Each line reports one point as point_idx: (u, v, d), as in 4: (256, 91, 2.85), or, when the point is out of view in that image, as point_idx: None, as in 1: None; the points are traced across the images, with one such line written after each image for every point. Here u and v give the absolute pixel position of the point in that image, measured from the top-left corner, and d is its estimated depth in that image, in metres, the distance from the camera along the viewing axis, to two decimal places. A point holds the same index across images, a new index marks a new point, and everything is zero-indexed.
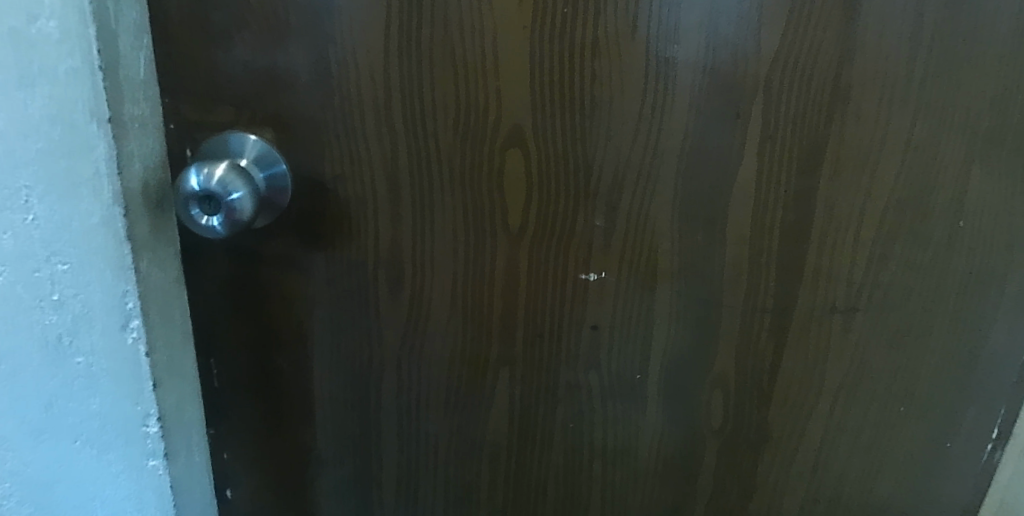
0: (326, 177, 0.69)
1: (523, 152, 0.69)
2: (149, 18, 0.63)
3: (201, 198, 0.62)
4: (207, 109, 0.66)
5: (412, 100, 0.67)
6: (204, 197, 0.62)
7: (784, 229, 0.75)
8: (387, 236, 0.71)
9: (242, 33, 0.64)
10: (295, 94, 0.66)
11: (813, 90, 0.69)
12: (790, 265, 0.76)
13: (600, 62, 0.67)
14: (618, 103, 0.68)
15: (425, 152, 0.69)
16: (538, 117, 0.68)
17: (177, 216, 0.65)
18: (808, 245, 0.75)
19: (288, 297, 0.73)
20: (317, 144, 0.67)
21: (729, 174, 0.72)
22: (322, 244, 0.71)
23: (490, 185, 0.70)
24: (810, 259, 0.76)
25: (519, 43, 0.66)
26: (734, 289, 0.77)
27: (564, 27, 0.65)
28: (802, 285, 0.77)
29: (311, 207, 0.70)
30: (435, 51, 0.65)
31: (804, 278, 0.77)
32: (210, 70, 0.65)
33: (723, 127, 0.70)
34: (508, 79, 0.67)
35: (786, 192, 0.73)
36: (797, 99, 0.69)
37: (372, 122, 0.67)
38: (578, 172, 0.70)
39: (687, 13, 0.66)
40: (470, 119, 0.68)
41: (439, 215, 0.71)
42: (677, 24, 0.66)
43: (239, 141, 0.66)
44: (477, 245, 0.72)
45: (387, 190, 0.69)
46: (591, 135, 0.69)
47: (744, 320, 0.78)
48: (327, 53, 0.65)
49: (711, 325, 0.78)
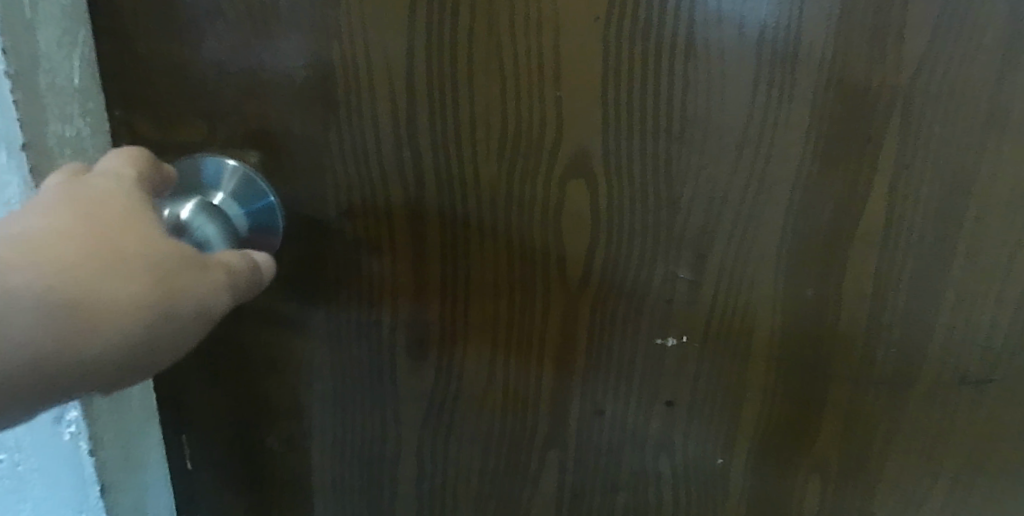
0: (330, 214, 0.52)
1: (589, 184, 0.53)
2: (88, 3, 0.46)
3: None
4: (173, 124, 0.50)
5: (443, 115, 0.50)
6: None
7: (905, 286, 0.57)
8: (407, 290, 0.54)
9: (216, 23, 0.47)
10: (288, 104, 0.49)
11: (959, 108, 0.50)
12: (913, 330, 0.59)
13: (693, 66, 0.50)
14: (716, 120, 0.52)
15: (459, 182, 0.52)
16: (609, 137, 0.51)
17: None
18: (938, 305, 0.58)
19: (280, 364, 0.56)
20: (318, 170, 0.51)
21: (853, 213, 0.55)
22: (323, 299, 0.54)
23: (544, 224, 0.53)
24: (942, 321, 0.58)
25: (588, 41, 0.49)
26: (841, 357, 0.60)
27: (648, 18, 0.48)
28: (928, 356, 0.60)
29: (309, 252, 0.53)
30: (476, 50, 0.48)
31: (931, 345, 0.59)
32: (173, 74, 0.48)
33: (851, 153, 0.53)
34: (574, 87, 0.50)
35: (910, 238, 0.55)
36: (937, 121, 0.51)
37: (390, 143, 0.50)
38: (659, 210, 0.54)
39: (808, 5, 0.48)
40: (521, 140, 0.51)
41: (475, 263, 0.54)
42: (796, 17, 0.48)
43: (215, 168, 0.50)
44: (523, 301, 0.56)
45: (408, 231, 0.53)
46: (679, 162, 0.53)
47: (856, 395, 0.62)
48: (331, 50, 0.48)
49: (812, 398, 0.61)
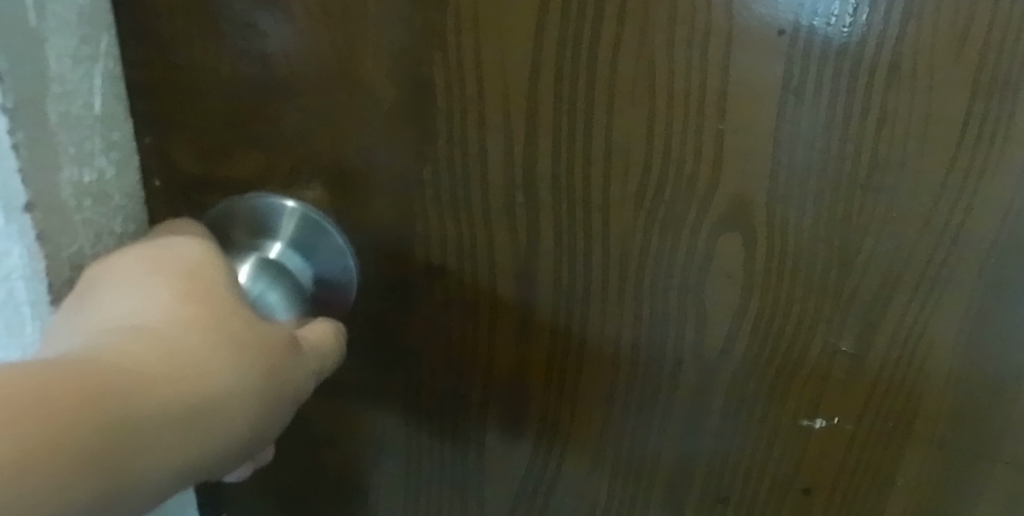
0: (417, 270, 0.41)
1: (747, 240, 0.41)
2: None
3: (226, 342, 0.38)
4: (222, 155, 0.39)
5: (570, 153, 0.39)
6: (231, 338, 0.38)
7: None
8: (505, 361, 0.44)
9: (281, 26, 0.36)
10: (371, 134, 0.38)
11: None
12: None
13: (893, 95, 0.38)
14: (911, 163, 0.40)
15: (581, 236, 0.41)
16: (778, 183, 0.40)
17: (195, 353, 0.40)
18: None
19: (342, 439, 0.46)
20: (405, 216, 0.40)
21: None
22: (400, 369, 0.44)
23: (683, 288, 0.42)
24: None
25: (765, 63, 0.37)
26: (1015, 455, 0.48)
27: (849, 33, 0.37)
28: None
29: (387, 314, 0.42)
30: (619, 70, 0.37)
31: None
32: (225, 90, 0.37)
33: None
34: (740, 121, 0.39)
35: None
36: None
37: (499, 187, 0.39)
38: (828, 273, 0.43)
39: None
40: (666, 185, 0.40)
41: (592, 333, 0.43)
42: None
43: (269, 214, 0.39)
44: (647, 379, 0.45)
45: (514, 292, 0.42)
46: (861, 216, 0.41)
47: None
48: (432, 66, 0.37)
49: (978, 499, 0.50)
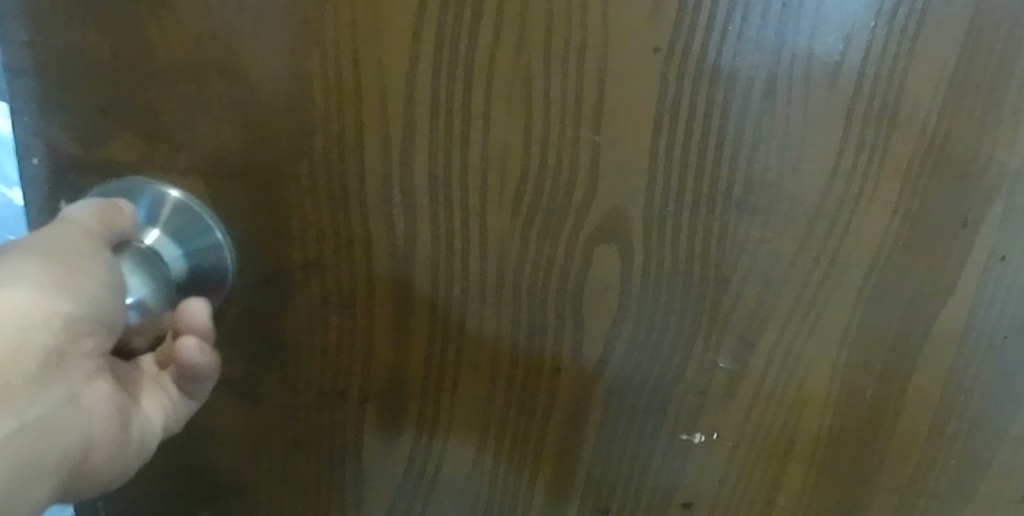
0: (293, 264, 0.42)
1: (623, 253, 0.42)
2: None
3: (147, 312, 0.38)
4: (100, 139, 0.40)
5: (446, 157, 0.39)
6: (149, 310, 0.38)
7: (983, 402, 0.46)
8: (382, 360, 0.44)
9: (159, 17, 0.37)
10: (249, 124, 0.39)
11: None
12: (982, 453, 0.48)
13: (767, 118, 0.39)
14: (788, 185, 0.41)
15: (458, 240, 0.41)
16: (654, 198, 0.41)
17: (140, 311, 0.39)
18: (1011, 424, 0.47)
19: (222, 425, 0.47)
20: (281, 207, 0.41)
21: (926, 308, 0.44)
22: (278, 357, 0.45)
23: (561, 297, 0.43)
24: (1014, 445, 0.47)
25: (640, 79, 0.38)
26: (883, 471, 0.49)
27: (725, 53, 0.38)
28: (994, 482, 0.49)
29: (264, 303, 0.43)
30: (496, 79, 0.38)
31: (1000, 471, 0.49)
32: (101, 77, 0.38)
33: (936, 237, 0.42)
34: (616, 135, 0.39)
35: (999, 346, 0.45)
36: None
37: (377, 186, 0.40)
38: (704, 288, 0.43)
39: (918, 50, 0.37)
40: (543, 194, 0.40)
41: (469, 336, 0.44)
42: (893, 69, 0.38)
43: (152, 198, 0.40)
44: (525, 386, 0.45)
45: (390, 293, 0.43)
46: (736, 235, 0.42)
47: None
48: (310, 64, 0.37)
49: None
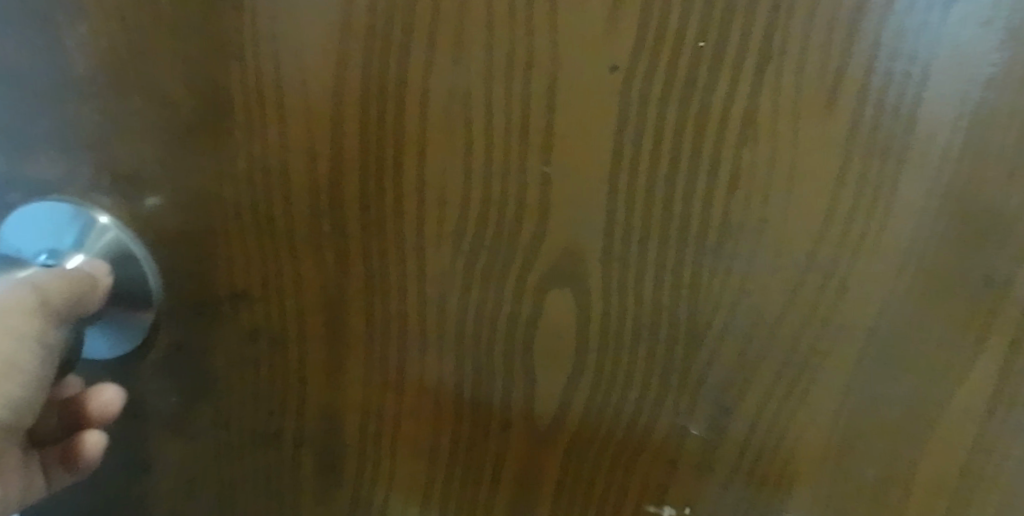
0: (221, 295, 0.39)
1: (579, 301, 0.37)
2: None
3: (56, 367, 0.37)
4: (20, 155, 0.37)
5: (379, 185, 0.36)
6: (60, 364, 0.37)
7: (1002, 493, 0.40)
8: (316, 405, 0.41)
9: (72, 27, 0.34)
10: (167, 143, 0.36)
11: None
12: None
13: (742, 155, 0.34)
14: (772, 230, 0.35)
15: (395, 277, 0.37)
16: (615, 241, 0.36)
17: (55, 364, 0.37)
18: None
19: (152, 464, 0.43)
20: (207, 235, 0.38)
21: (938, 385, 0.37)
22: (207, 395, 0.41)
23: (510, 344, 0.38)
24: None
25: (595, 105, 0.34)
26: None
27: (693, 76, 0.33)
28: None
29: (191, 339, 0.40)
30: (432, 101, 0.34)
31: None
32: (17, 90, 0.36)
33: (949, 303, 0.36)
34: (570, 168, 0.35)
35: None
36: None
37: (304, 213, 0.37)
38: (674, 347, 0.38)
39: (925, 85, 0.32)
40: (487, 231, 0.36)
41: (409, 381, 0.40)
42: (894, 104, 0.32)
43: (82, 225, 0.38)
44: (472, 440, 0.41)
45: (323, 331, 0.39)
46: (710, 288, 0.37)
47: None
48: (230, 80, 0.34)
49: None
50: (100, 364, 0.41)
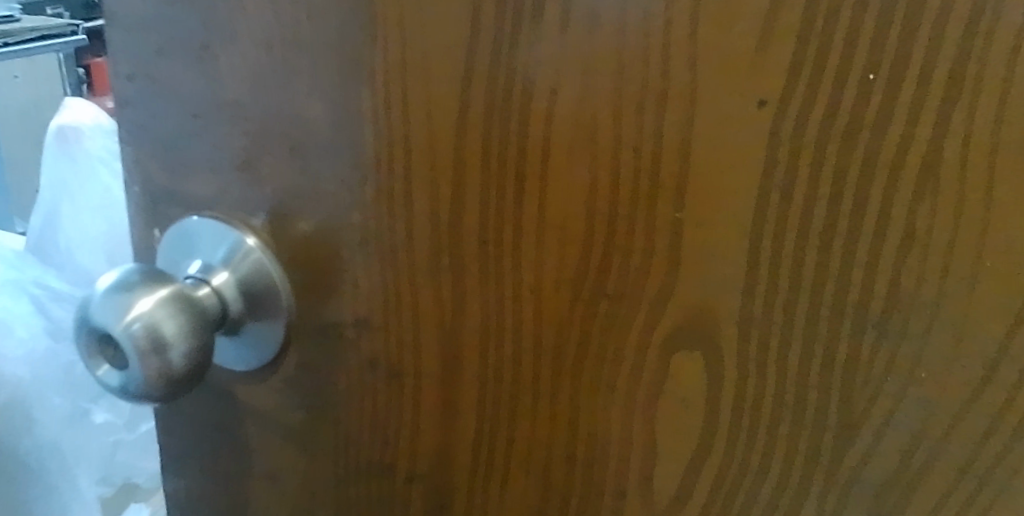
0: (345, 321, 0.39)
1: (710, 365, 0.33)
2: (106, 21, 0.39)
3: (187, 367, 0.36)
4: (185, 171, 0.40)
5: (500, 221, 0.34)
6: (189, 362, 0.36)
7: None
8: (430, 441, 0.40)
9: (230, 51, 0.36)
10: (304, 166, 0.36)
11: None
12: None
13: (918, 213, 0.28)
14: (954, 307, 0.29)
15: (512, 318, 0.35)
16: (755, 303, 0.31)
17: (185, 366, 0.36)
18: None
19: (278, 478, 0.44)
20: (334, 260, 0.38)
21: None
22: (329, 420, 0.41)
23: (629, 405, 0.35)
24: None
25: (739, 146, 0.29)
26: None
27: (858, 115, 0.28)
28: None
29: (318, 360, 0.40)
30: (557, 134, 0.32)
31: None
32: (184, 110, 0.38)
33: None
34: (707, 216, 0.31)
35: None
36: None
37: (424, 245, 0.35)
38: (822, 433, 0.32)
39: None
40: (610, 278, 0.33)
41: (522, 430, 0.37)
42: None
43: (231, 246, 0.39)
44: (586, 505, 0.38)
45: (439, 366, 0.38)
46: (870, 368, 0.31)
47: None
48: (360, 106, 0.34)
49: None
50: (242, 373, 0.42)
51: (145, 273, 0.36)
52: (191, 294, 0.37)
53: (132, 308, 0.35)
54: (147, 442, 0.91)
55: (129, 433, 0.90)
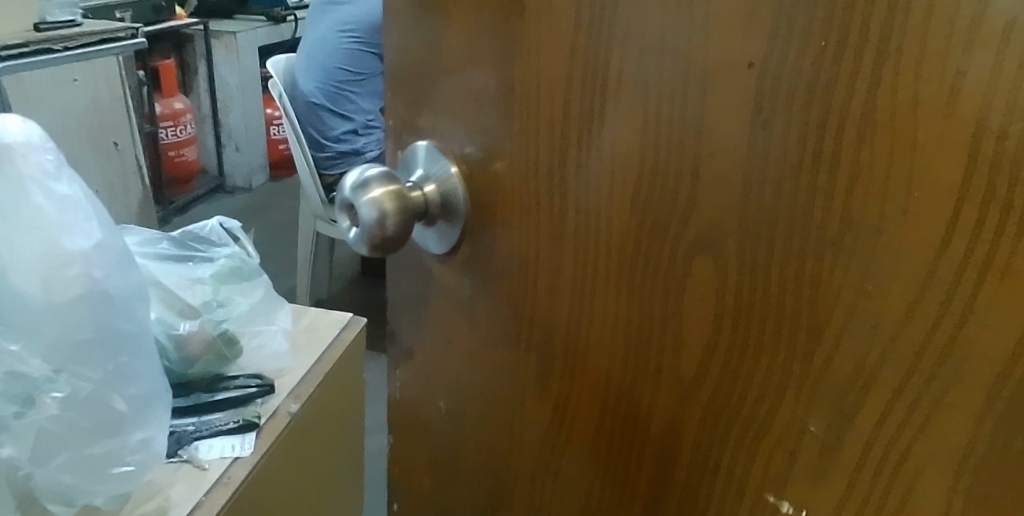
0: (496, 221, 0.55)
1: (719, 267, 0.44)
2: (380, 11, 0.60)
3: (399, 236, 0.54)
4: (413, 112, 0.59)
5: (593, 149, 0.49)
6: (400, 234, 0.54)
7: None
8: (540, 318, 0.55)
9: (445, 31, 0.55)
10: (481, 109, 0.54)
11: None
12: None
13: (862, 151, 0.37)
14: (894, 228, 0.37)
15: (596, 222, 0.50)
16: (750, 217, 0.42)
17: (398, 234, 0.54)
18: None
19: (449, 338, 0.62)
20: (493, 176, 0.55)
21: None
22: (483, 295, 0.58)
23: (666, 296, 0.47)
24: None
25: (737, 95, 0.41)
26: None
27: (817, 73, 0.38)
28: None
29: (479, 250, 0.58)
30: (624, 83, 0.46)
31: None
32: (417, 70, 0.58)
33: None
34: (717, 148, 0.43)
35: None
36: None
37: (546, 166, 0.51)
38: (799, 329, 0.42)
39: None
40: (656, 194, 0.46)
41: (598, 311, 0.51)
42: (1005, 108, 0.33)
43: (440, 169, 0.57)
44: (636, 378, 0.50)
45: (549, 259, 0.53)
46: (831, 276, 0.40)
47: None
48: (515, 66, 0.51)
49: None
50: (433, 257, 0.61)
51: (381, 172, 0.54)
52: (405, 193, 0.54)
53: (369, 192, 0.53)
54: (92, 473, 0.97)
55: (68, 473, 0.95)
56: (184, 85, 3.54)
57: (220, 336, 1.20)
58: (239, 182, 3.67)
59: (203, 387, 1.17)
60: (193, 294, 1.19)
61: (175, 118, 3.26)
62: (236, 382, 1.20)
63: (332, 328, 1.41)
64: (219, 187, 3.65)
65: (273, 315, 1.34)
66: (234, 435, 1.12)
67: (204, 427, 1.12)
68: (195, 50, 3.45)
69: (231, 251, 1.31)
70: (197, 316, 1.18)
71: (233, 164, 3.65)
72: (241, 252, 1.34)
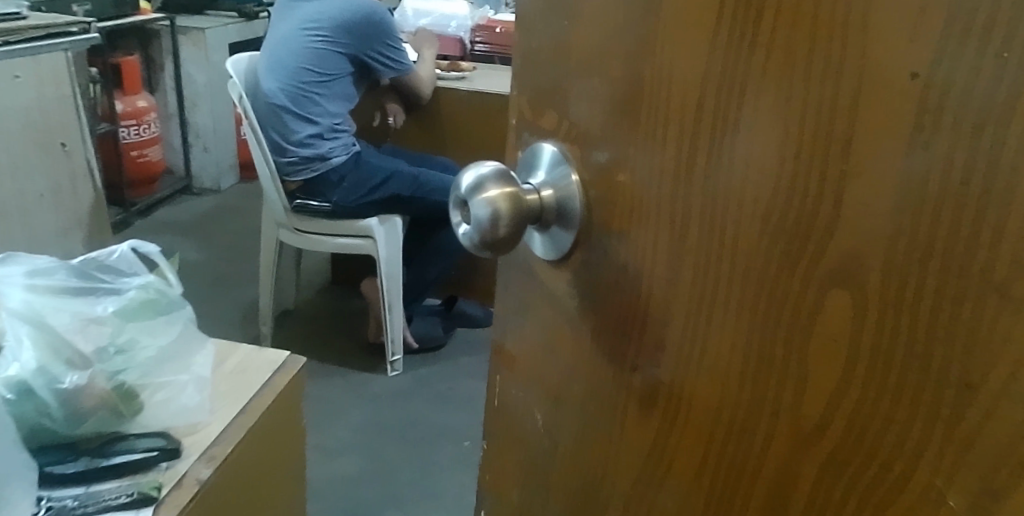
0: (612, 230, 0.53)
1: (857, 301, 0.40)
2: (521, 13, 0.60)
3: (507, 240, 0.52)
4: (543, 113, 0.59)
5: (722, 162, 0.45)
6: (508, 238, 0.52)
7: None
8: (649, 337, 0.52)
9: (582, 31, 0.54)
10: (608, 112, 0.52)
11: None
12: None
13: None
14: None
15: (718, 241, 0.46)
16: (899, 245, 0.38)
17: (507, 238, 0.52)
18: None
19: (556, 347, 0.61)
20: (613, 183, 0.52)
21: None
22: (593, 306, 0.56)
23: (792, 327, 0.43)
24: None
25: (894, 110, 0.37)
26: None
27: (992, 88, 0.34)
28: None
29: (593, 258, 0.55)
30: (761, 94, 0.43)
31: None
32: (553, 71, 0.57)
33: None
34: (866, 168, 0.39)
35: None
36: None
37: (669, 178, 0.49)
38: (946, 379, 0.37)
39: None
40: (789, 215, 0.42)
41: (713, 336, 0.48)
42: None
43: (560, 173, 0.56)
44: (749, 413, 0.46)
45: (664, 276, 0.50)
46: (992, 322, 0.35)
47: None
48: (646, 70, 0.49)
49: None
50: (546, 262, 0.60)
51: (496, 172, 0.53)
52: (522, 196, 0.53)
53: (483, 192, 0.52)
54: None
55: None
56: (150, 81, 3.66)
57: (116, 390, 1.09)
58: (207, 184, 3.88)
59: (94, 451, 1.05)
60: (86, 340, 1.06)
61: (136, 118, 3.40)
62: (128, 442, 1.08)
63: (263, 372, 1.33)
64: (184, 189, 3.84)
65: (184, 362, 1.24)
66: (126, 511, 1.00)
67: (89, 501, 0.99)
68: (161, 47, 3.59)
69: (143, 282, 1.20)
70: (89, 366, 1.06)
71: (200, 163, 3.84)
72: (158, 282, 1.23)
